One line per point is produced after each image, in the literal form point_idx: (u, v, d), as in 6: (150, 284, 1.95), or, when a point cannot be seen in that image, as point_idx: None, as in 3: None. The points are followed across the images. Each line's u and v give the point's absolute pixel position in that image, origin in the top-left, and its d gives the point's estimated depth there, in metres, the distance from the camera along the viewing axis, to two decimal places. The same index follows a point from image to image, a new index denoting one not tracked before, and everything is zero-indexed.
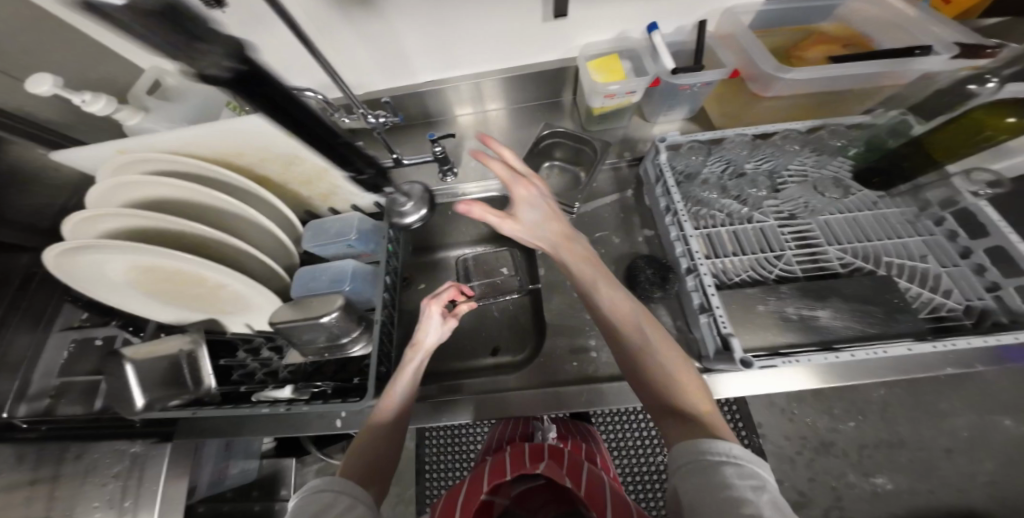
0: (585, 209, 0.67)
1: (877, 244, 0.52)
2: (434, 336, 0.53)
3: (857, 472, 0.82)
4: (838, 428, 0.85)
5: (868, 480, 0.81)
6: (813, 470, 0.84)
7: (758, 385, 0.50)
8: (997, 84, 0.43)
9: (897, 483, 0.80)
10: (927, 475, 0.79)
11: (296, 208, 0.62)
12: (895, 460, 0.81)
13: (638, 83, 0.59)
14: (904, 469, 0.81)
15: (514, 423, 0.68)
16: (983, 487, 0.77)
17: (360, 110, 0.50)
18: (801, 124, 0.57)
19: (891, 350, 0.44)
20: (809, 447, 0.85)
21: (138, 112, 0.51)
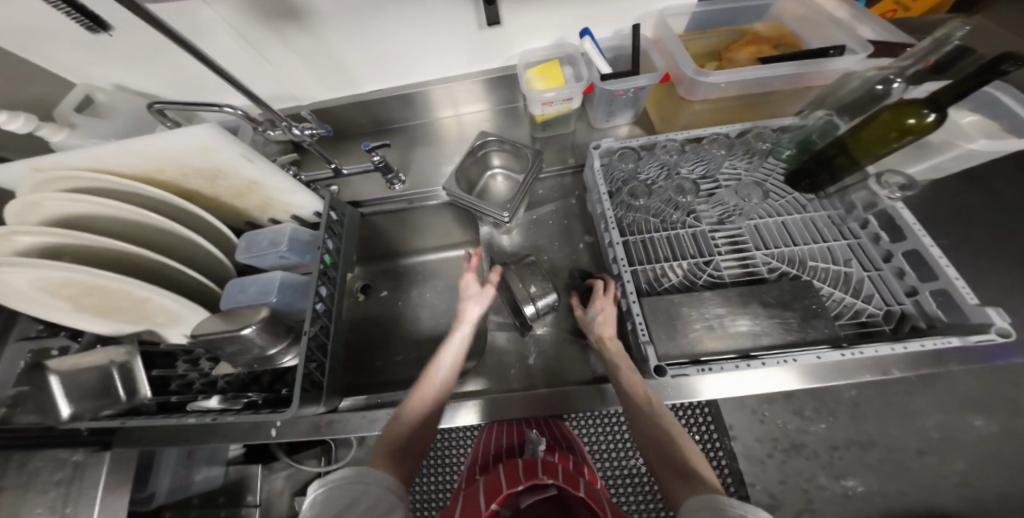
0: (533, 217, 0.70)
1: (804, 248, 0.51)
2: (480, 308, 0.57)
3: (828, 474, 0.63)
4: (807, 429, 0.65)
5: (838, 482, 0.62)
6: (784, 473, 0.64)
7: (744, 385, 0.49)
8: (902, 85, 0.44)
9: (870, 485, 0.62)
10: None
11: (232, 220, 0.63)
12: (867, 462, 0.63)
13: (573, 90, 0.59)
14: (875, 471, 0.62)
15: (500, 434, 0.59)
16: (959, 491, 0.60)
17: (283, 123, 0.53)
18: (729, 128, 0.55)
19: (800, 357, 0.45)
20: (779, 449, 0.65)
21: (63, 130, 0.53)
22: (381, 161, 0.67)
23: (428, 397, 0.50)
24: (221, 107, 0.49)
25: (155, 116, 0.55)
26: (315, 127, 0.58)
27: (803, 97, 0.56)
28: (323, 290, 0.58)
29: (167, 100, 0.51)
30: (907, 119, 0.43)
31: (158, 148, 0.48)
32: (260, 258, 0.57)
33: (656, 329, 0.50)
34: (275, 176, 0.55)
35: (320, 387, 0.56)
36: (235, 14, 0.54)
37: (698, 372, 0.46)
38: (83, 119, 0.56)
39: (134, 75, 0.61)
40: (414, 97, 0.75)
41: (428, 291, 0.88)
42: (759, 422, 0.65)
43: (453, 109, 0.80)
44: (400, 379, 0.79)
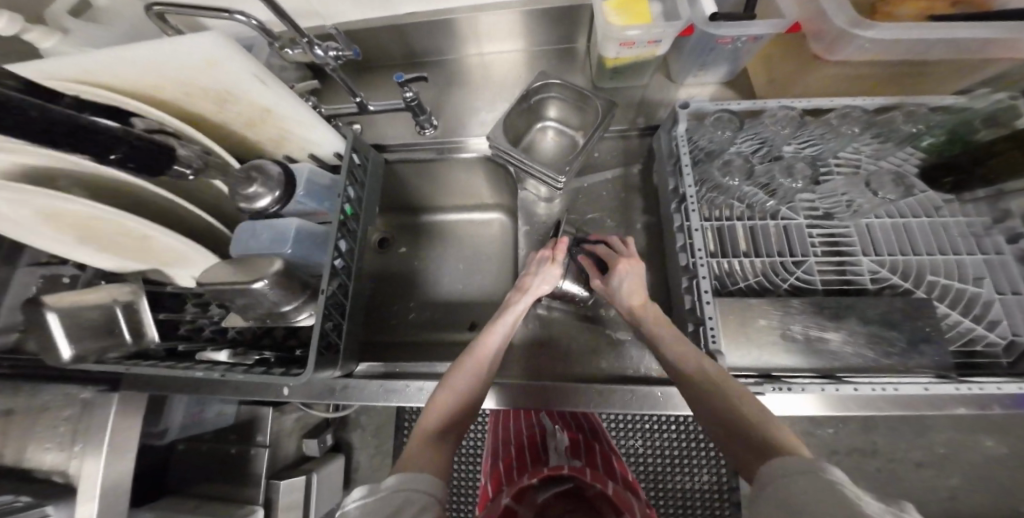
0: (584, 184, 0.60)
1: (922, 258, 0.43)
2: (549, 287, 0.52)
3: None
4: (814, 433, 0.70)
5: None
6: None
7: (790, 406, 0.41)
8: None
9: (860, 489, 0.67)
10: (896, 484, 0.66)
11: (243, 155, 0.54)
12: (862, 467, 0.68)
13: (665, 31, 0.47)
14: (869, 476, 0.67)
15: (510, 426, 0.64)
16: (943, 502, 0.65)
17: (303, 39, 0.42)
18: (867, 101, 0.42)
19: (903, 387, 0.37)
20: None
21: (51, 34, 0.43)
22: (414, 98, 0.55)
23: (481, 373, 0.46)
24: (231, 15, 0.39)
25: (154, 21, 0.45)
26: (341, 49, 0.46)
27: (976, 75, 0.42)
28: (342, 245, 0.51)
29: (170, 5, 0.41)
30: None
31: (151, 58, 0.38)
32: (271, 200, 0.49)
33: (728, 335, 0.43)
34: (291, 103, 0.45)
35: (337, 350, 0.51)
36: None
37: (773, 391, 0.38)
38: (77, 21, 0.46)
39: None
40: (448, 24, 0.62)
41: (449, 252, 0.81)
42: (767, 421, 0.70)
43: (474, 46, 0.67)
44: (410, 341, 0.74)
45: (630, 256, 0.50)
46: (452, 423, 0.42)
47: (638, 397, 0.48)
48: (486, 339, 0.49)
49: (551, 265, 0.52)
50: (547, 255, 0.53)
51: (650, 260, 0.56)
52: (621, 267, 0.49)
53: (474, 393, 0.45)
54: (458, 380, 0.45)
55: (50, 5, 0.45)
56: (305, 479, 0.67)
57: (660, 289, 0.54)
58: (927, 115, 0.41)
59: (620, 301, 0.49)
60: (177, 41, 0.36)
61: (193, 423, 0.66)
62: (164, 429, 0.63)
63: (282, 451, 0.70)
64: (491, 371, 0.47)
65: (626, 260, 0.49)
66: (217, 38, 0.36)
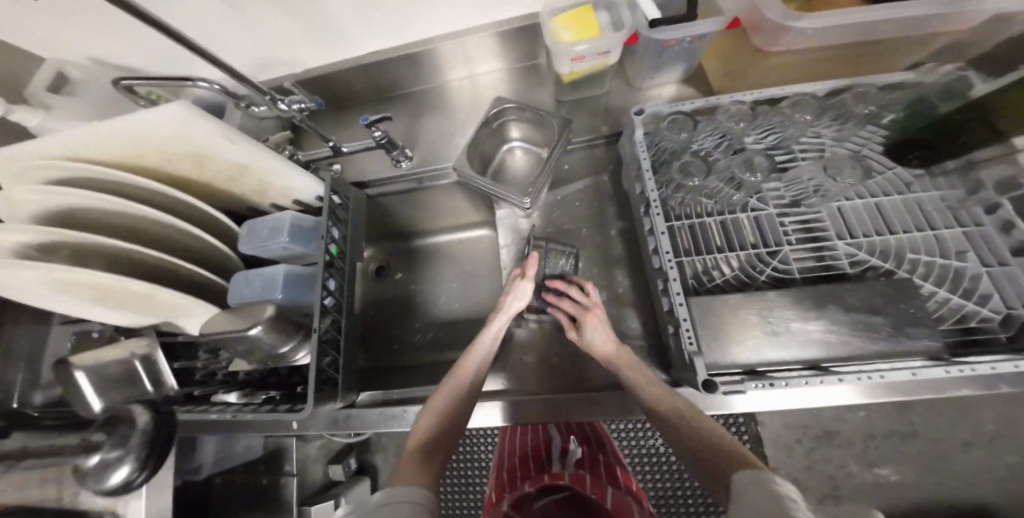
0: (558, 197, 0.61)
1: (900, 237, 0.42)
2: (522, 303, 0.53)
3: (860, 461, 0.66)
4: (845, 417, 0.67)
5: (870, 470, 0.66)
6: (813, 459, 0.68)
7: (786, 401, 0.41)
8: None
9: (903, 474, 0.65)
10: (939, 465, 0.64)
11: (232, 208, 0.57)
12: (900, 450, 0.65)
13: (612, 41, 0.48)
14: (909, 459, 0.65)
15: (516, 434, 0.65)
16: (994, 481, 0.62)
17: (267, 97, 0.46)
18: (817, 86, 0.43)
19: (888, 375, 0.36)
20: (811, 435, 0.68)
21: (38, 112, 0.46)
22: (383, 136, 0.58)
23: (461, 391, 0.48)
24: (193, 83, 0.42)
25: (127, 94, 0.48)
26: (303, 100, 0.49)
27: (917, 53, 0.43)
28: (331, 283, 0.54)
29: (135, 78, 0.44)
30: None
31: (127, 134, 0.41)
32: (259, 248, 0.53)
33: (709, 336, 0.42)
34: (264, 156, 0.49)
35: (335, 383, 0.54)
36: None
37: (755, 388, 0.39)
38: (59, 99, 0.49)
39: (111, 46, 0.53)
40: (412, 59, 0.65)
41: (443, 272, 0.83)
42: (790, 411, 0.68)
43: (465, 68, 0.69)
44: (412, 364, 0.77)
45: (594, 308, 0.49)
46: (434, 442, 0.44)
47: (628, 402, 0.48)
48: (468, 356, 0.51)
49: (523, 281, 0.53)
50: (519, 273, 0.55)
51: (629, 265, 0.56)
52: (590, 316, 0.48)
53: (459, 411, 0.46)
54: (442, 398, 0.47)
55: (35, 88, 0.49)
56: (333, 502, 0.73)
57: (642, 293, 0.54)
58: (877, 94, 0.41)
59: (597, 351, 0.47)
60: (149, 114, 0.39)
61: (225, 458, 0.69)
62: (200, 464, 0.64)
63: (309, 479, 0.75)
64: (473, 386, 0.49)
65: (592, 312, 0.48)
66: (185, 109, 0.40)
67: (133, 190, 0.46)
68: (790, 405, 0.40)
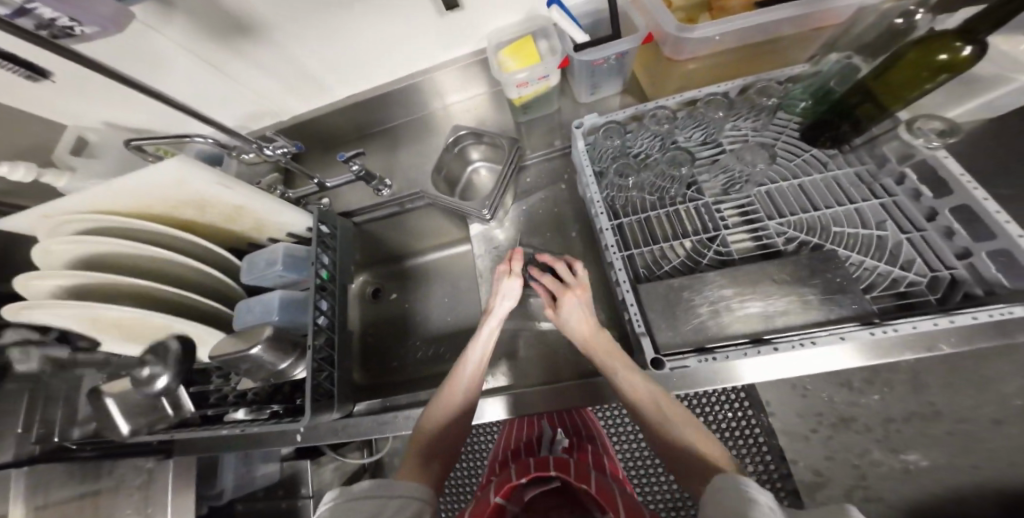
0: (524, 208, 0.67)
1: (825, 213, 0.46)
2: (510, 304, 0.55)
3: (882, 446, 0.64)
4: (859, 401, 0.66)
5: (895, 457, 0.64)
6: (832, 448, 0.66)
7: (766, 371, 0.41)
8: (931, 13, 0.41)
9: (933, 459, 0.62)
10: (971, 447, 0.61)
11: (235, 244, 0.65)
12: (927, 433, 0.63)
13: (547, 67, 0.55)
14: (936, 442, 0.63)
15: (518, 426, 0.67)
16: None
17: (254, 146, 0.53)
18: (727, 86, 0.48)
19: (820, 339, 0.40)
20: (826, 423, 0.67)
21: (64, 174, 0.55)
22: (361, 169, 0.65)
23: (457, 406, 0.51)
24: (191, 139, 0.50)
25: (137, 151, 0.57)
26: (286, 145, 0.57)
27: (814, 41, 0.49)
28: (323, 304, 0.60)
29: (144, 138, 0.52)
30: (935, 56, 0.37)
31: (139, 187, 0.48)
32: (258, 277, 0.59)
33: (656, 319, 0.46)
34: (257, 196, 0.56)
35: (331, 395, 0.58)
36: (185, 37, 0.55)
37: (700, 362, 0.43)
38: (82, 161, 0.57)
39: (122, 111, 0.62)
40: (385, 100, 0.73)
41: (435, 289, 0.89)
42: (800, 397, 0.68)
43: (439, 101, 0.77)
44: (411, 378, 0.81)
45: (576, 288, 0.51)
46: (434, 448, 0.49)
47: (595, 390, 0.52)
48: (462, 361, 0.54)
49: (507, 278, 0.55)
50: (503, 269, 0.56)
51: (590, 262, 0.61)
52: (567, 298, 0.51)
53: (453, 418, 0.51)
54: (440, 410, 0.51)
55: (59, 152, 0.57)
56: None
57: (605, 288, 0.59)
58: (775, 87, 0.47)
59: (573, 332, 0.51)
60: (156, 169, 0.47)
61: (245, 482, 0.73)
62: (221, 490, 0.69)
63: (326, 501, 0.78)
64: (467, 389, 0.53)
65: (571, 292, 0.51)
66: (185, 162, 0.47)
67: (148, 234, 0.54)
68: (734, 380, 0.42)
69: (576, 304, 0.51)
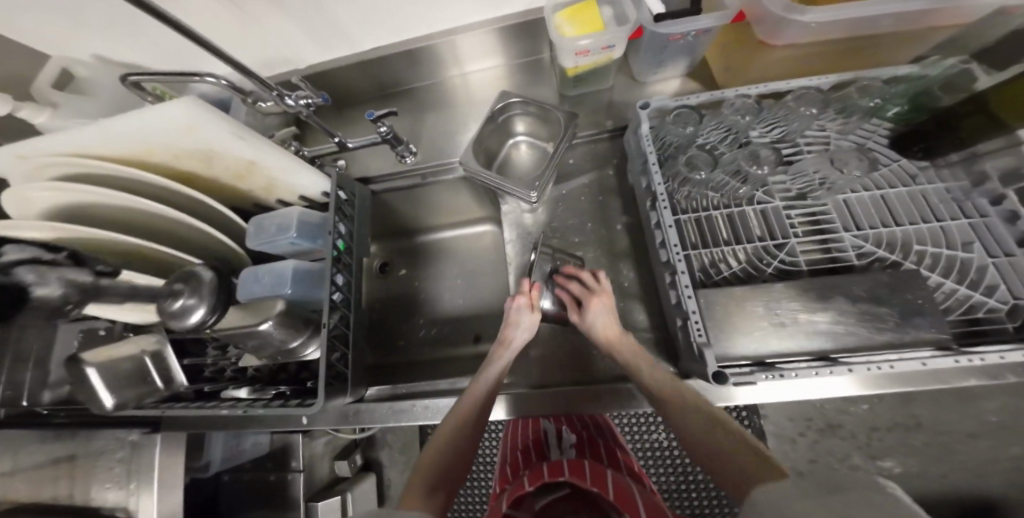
0: (563, 192, 0.61)
1: (906, 229, 0.43)
2: (527, 334, 0.53)
3: (863, 454, 0.68)
4: (848, 410, 0.70)
5: (872, 463, 0.67)
6: (816, 451, 0.70)
7: (803, 390, 0.41)
8: None
9: (906, 466, 0.66)
10: (947, 459, 0.65)
11: (239, 204, 0.57)
12: (906, 442, 0.67)
13: (616, 35, 0.48)
14: (914, 451, 0.66)
15: (520, 427, 0.65)
16: (1003, 472, 0.63)
17: (274, 92, 0.46)
18: (820, 80, 0.44)
19: (897, 365, 0.37)
20: (813, 428, 0.70)
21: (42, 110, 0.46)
22: (388, 131, 0.58)
23: (467, 419, 0.47)
24: (200, 78, 0.42)
25: (133, 89, 0.48)
26: (310, 95, 0.50)
27: (925, 42, 0.44)
28: (338, 279, 0.54)
29: (143, 74, 0.44)
30: None
31: (137, 130, 0.41)
32: (266, 244, 0.53)
33: (714, 327, 0.43)
34: (272, 152, 0.49)
35: (344, 379, 0.54)
36: None
37: (765, 379, 0.39)
38: (65, 96, 0.48)
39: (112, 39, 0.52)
40: (418, 57, 0.65)
41: (449, 268, 0.84)
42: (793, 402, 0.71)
43: (456, 66, 0.68)
44: (415, 360, 0.77)
45: (602, 295, 0.50)
46: (447, 473, 0.46)
47: (621, 396, 0.48)
48: (474, 385, 0.50)
49: (530, 313, 0.53)
50: (524, 302, 0.53)
51: (636, 259, 0.56)
52: (593, 301, 0.50)
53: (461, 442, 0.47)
54: (446, 430, 0.47)
55: (35, 79, 0.48)
56: (340, 499, 0.73)
57: (649, 289, 0.54)
58: (881, 88, 0.43)
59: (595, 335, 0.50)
60: (156, 109, 0.39)
61: (233, 455, 0.69)
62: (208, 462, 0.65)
63: (317, 475, 0.75)
64: (486, 403, 0.49)
65: (598, 297, 0.50)
66: (192, 103, 0.39)
67: (144, 187, 0.46)
68: (800, 395, 0.41)
69: (603, 309, 0.49)
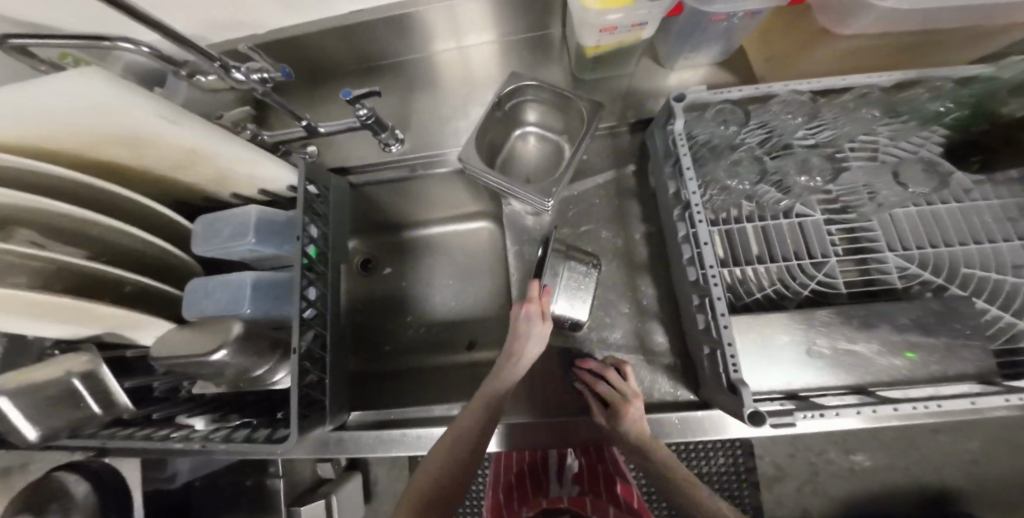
0: (574, 192, 0.54)
1: (955, 249, 0.40)
2: (539, 349, 0.44)
3: (839, 449, 0.68)
4: None
5: (846, 457, 0.68)
6: (796, 446, 0.69)
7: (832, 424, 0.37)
8: None
9: (876, 458, 0.67)
10: (913, 449, 0.66)
11: (182, 197, 0.47)
12: (878, 436, 0.68)
13: (650, 11, 0.40)
14: (883, 443, 0.67)
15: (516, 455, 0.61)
16: (961, 465, 0.65)
17: (217, 62, 0.36)
18: (882, 77, 0.39)
19: (947, 402, 0.32)
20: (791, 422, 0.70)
21: None
22: (369, 115, 0.48)
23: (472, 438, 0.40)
24: (114, 42, 0.33)
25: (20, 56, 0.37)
26: (267, 68, 0.41)
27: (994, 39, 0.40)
28: (310, 292, 0.46)
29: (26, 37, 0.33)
30: None
31: (17, 115, 0.30)
32: (218, 250, 0.44)
33: (747, 357, 0.39)
34: (221, 140, 0.39)
35: (321, 407, 0.46)
36: None
37: (804, 419, 0.33)
38: None
39: None
40: (417, 25, 0.55)
41: (437, 268, 0.75)
42: None
43: (454, 38, 0.58)
44: (401, 369, 0.70)
45: (634, 401, 0.40)
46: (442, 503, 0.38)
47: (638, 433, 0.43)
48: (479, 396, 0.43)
49: (540, 323, 0.43)
50: (535, 310, 0.44)
51: (655, 273, 0.51)
52: (626, 412, 0.40)
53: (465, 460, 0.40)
54: (442, 445, 0.41)
55: None
56: (325, 502, 0.65)
57: (668, 305, 0.49)
58: (954, 91, 0.38)
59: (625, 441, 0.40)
60: (45, 83, 0.29)
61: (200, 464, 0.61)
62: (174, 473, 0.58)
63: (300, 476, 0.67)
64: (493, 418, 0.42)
65: (631, 408, 0.40)
66: (101, 75, 0.29)
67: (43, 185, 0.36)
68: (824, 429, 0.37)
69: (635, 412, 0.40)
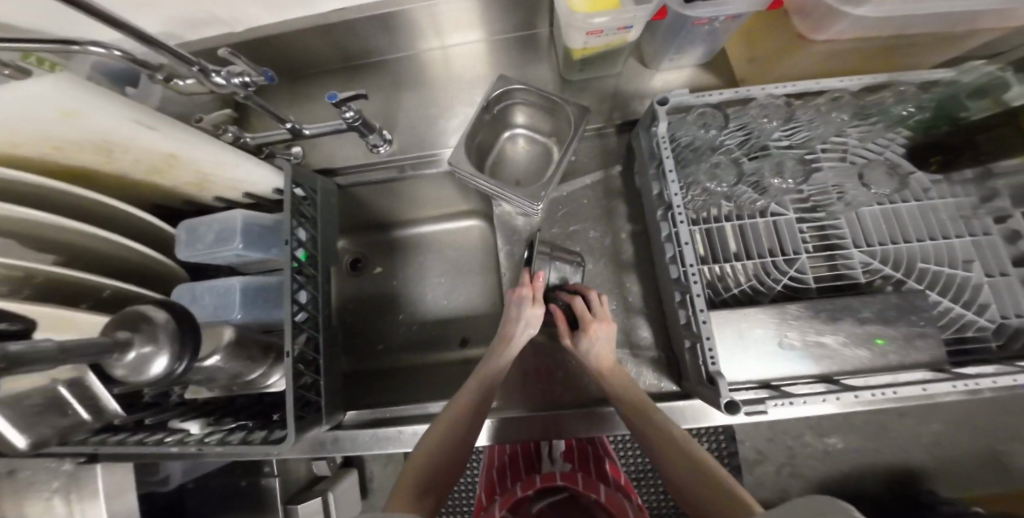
0: (563, 192, 0.55)
1: (914, 246, 0.43)
2: (533, 331, 0.48)
3: (814, 432, 0.73)
4: None
5: (821, 440, 0.73)
6: (774, 431, 0.74)
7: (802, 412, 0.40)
8: None
9: (848, 441, 0.72)
10: (883, 434, 0.71)
11: (161, 200, 0.47)
12: (850, 421, 0.72)
13: (636, 15, 0.41)
14: (857, 428, 0.72)
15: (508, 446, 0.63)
16: (925, 447, 0.70)
17: (196, 66, 0.36)
18: (850, 82, 0.42)
19: (902, 389, 0.35)
20: None
21: None
22: (356, 117, 0.48)
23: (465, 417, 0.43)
24: (82, 47, 0.31)
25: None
26: (248, 71, 0.39)
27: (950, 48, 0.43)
28: (301, 296, 0.46)
29: None
30: None
31: None
32: (202, 255, 0.43)
33: (725, 350, 0.41)
34: (196, 142, 0.39)
35: (317, 408, 0.47)
36: None
37: (775, 406, 0.36)
38: None
39: None
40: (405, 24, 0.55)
41: (427, 267, 0.76)
42: None
43: (436, 36, 0.58)
44: (394, 367, 0.71)
45: (601, 323, 0.45)
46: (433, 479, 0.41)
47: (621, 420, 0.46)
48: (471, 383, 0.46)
49: (532, 307, 0.47)
50: (528, 295, 0.47)
51: (640, 270, 0.53)
52: (592, 330, 0.45)
53: (455, 446, 0.42)
54: (437, 427, 0.43)
55: None
56: (321, 500, 0.66)
57: (653, 300, 0.52)
58: (916, 95, 0.41)
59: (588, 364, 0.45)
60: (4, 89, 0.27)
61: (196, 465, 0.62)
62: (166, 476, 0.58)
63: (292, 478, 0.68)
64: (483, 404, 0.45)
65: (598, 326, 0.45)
66: (65, 81, 0.28)
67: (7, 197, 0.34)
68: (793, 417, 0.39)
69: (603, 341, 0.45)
